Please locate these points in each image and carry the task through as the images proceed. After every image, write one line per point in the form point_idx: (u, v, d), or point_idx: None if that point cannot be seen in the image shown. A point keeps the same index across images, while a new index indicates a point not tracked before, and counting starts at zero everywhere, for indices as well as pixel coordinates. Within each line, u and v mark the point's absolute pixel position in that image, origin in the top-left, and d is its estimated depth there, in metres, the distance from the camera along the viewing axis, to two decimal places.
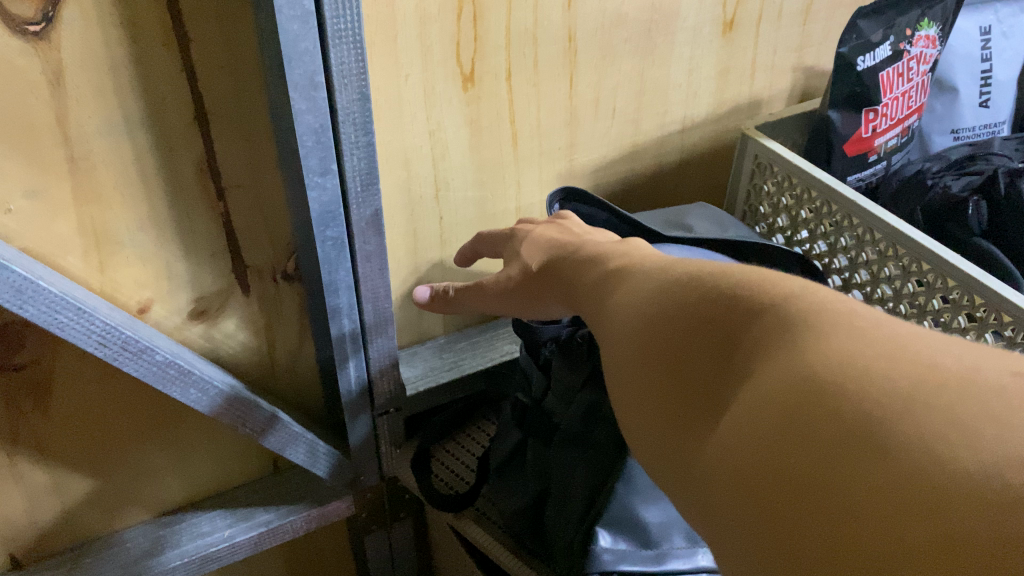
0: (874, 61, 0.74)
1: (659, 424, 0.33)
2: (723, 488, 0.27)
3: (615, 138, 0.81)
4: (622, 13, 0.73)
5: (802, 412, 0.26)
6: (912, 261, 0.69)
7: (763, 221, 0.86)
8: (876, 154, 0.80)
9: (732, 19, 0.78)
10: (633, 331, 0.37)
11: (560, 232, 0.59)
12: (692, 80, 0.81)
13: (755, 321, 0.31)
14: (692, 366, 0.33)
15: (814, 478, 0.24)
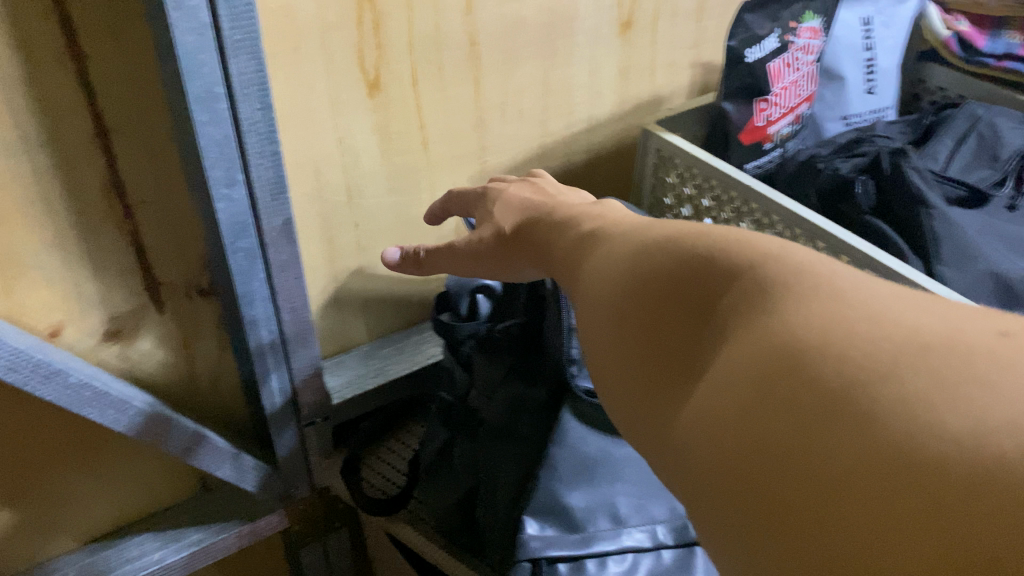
0: (762, 52, 0.69)
1: (641, 408, 0.29)
2: (712, 469, 0.24)
3: (525, 138, 0.79)
4: (523, 16, 0.70)
5: (786, 382, 0.23)
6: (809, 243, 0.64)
7: (670, 213, 0.80)
8: (771, 142, 0.75)
9: (629, 19, 0.77)
10: (610, 304, 0.33)
11: (534, 191, 0.53)
12: (595, 80, 0.80)
13: (748, 295, 0.27)
14: (669, 336, 0.29)
15: (818, 484, 0.21)
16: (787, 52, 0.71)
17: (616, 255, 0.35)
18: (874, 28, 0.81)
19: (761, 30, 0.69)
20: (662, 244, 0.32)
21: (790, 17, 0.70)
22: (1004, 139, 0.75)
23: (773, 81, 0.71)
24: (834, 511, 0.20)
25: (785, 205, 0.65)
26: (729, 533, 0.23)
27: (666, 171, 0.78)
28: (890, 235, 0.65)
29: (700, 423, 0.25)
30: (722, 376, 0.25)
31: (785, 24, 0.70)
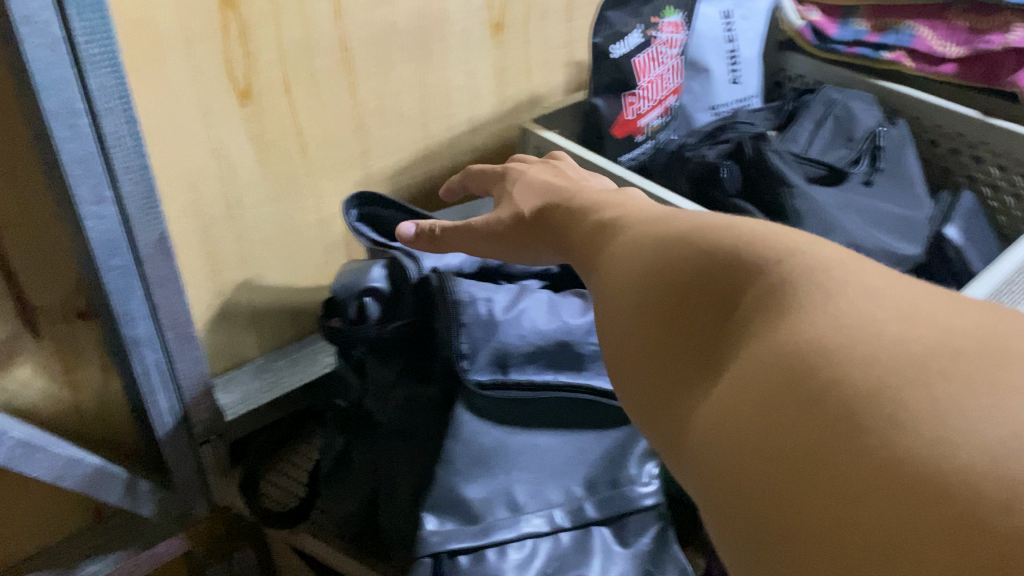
0: (628, 48, 0.72)
1: (649, 408, 0.29)
2: (718, 473, 0.23)
3: (407, 142, 0.79)
4: (394, 20, 0.71)
5: (804, 388, 0.22)
6: None
7: None
8: (642, 134, 0.78)
9: (499, 20, 0.79)
10: (623, 294, 0.32)
11: (554, 176, 0.54)
12: (473, 81, 0.81)
13: (763, 298, 0.26)
14: (681, 333, 0.28)
15: (811, 499, 0.20)
16: (652, 46, 0.74)
17: (636, 242, 0.34)
18: (734, 21, 0.86)
19: (625, 26, 0.72)
20: (680, 234, 0.31)
21: (651, 12, 0.74)
22: (857, 119, 0.80)
23: (641, 75, 0.74)
24: (823, 526, 0.20)
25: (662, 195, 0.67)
26: (731, 540, 0.23)
27: None
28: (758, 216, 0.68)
29: (708, 428, 0.24)
30: (734, 381, 0.24)
31: (647, 19, 0.73)
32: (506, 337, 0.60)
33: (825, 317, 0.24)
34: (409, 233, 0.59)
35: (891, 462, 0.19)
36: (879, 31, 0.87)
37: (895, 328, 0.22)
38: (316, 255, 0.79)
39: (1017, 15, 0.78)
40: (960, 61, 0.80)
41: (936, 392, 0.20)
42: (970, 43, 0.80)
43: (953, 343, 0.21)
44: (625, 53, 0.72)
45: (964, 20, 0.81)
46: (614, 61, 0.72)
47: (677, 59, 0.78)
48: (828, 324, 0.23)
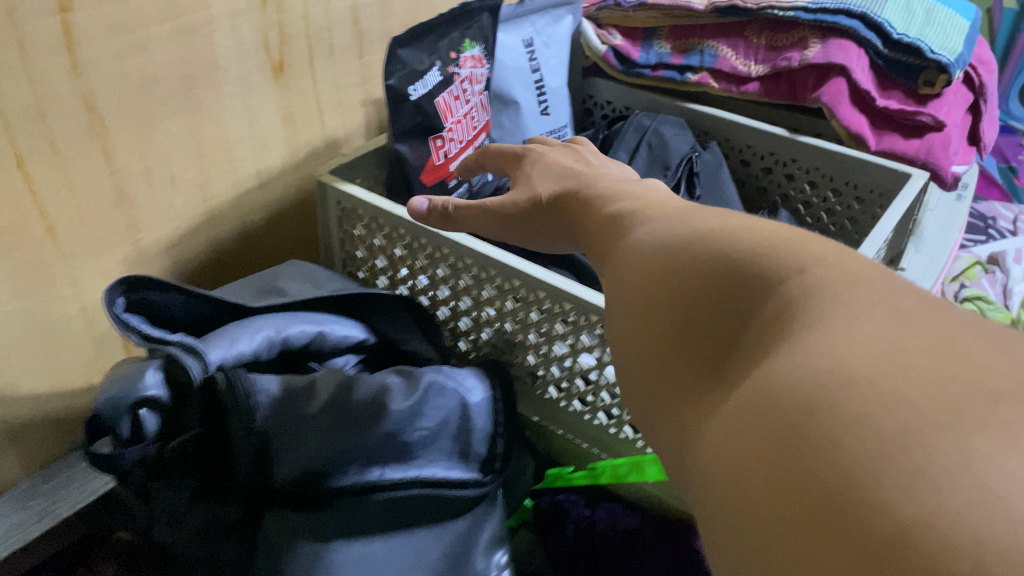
0: (426, 88, 0.65)
1: (668, 418, 0.29)
2: (723, 510, 0.23)
3: (184, 207, 0.68)
4: (151, 70, 0.61)
5: (792, 447, 0.21)
6: (554, 304, 0.59)
7: (364, 267, 0.71)
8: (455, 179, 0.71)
9: (279, 61, 0.70)
10: (641, 289, 0.32)
11: (573, 159, 0.55)
12: (257, 131, 0.71)
13: (784, 314, 0.26)
14: (697, 341, 0.28)
15: (816, 552, 0.19)
16: (454, 84, 0.68)
17: (653, 246, 0.34)
18: (536, 49, 0.82)
19: (425, 65, 0.64)
20: (703, 240, 0.31)
21: (450, 47, 0.67)
22: (670, 146, 0.77)
23: (447, 115, 0.68)
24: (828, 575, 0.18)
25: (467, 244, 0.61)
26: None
27: (352, 226, 0.69)
28: (589, 265, 0.65)
29: (713, 449, 0.24)
30: (751, 411, 0.23)
31: (447, 54, 0.67)
32: (316, 445, 0.52)
33: (838, 341, 0.23)
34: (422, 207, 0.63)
35: (918, 527, 0.18)
36: (681, 52, 0.83)
37: (909, 357, 0.22)
38: (82, 350, 0.66)
39: (810, 32, 0.78)
40: (763, 78, 0.80)
41: (973, 442, 0.18)
42: (771, 61, 0.79)
43: (985, 381, 0.20)
44: (426, 92, 0.65)
45: (760, 37, 0.80)
46: (414, 103, 0.64)
47: (482, 96, 0.73)
48: (836, 343, 0.23)
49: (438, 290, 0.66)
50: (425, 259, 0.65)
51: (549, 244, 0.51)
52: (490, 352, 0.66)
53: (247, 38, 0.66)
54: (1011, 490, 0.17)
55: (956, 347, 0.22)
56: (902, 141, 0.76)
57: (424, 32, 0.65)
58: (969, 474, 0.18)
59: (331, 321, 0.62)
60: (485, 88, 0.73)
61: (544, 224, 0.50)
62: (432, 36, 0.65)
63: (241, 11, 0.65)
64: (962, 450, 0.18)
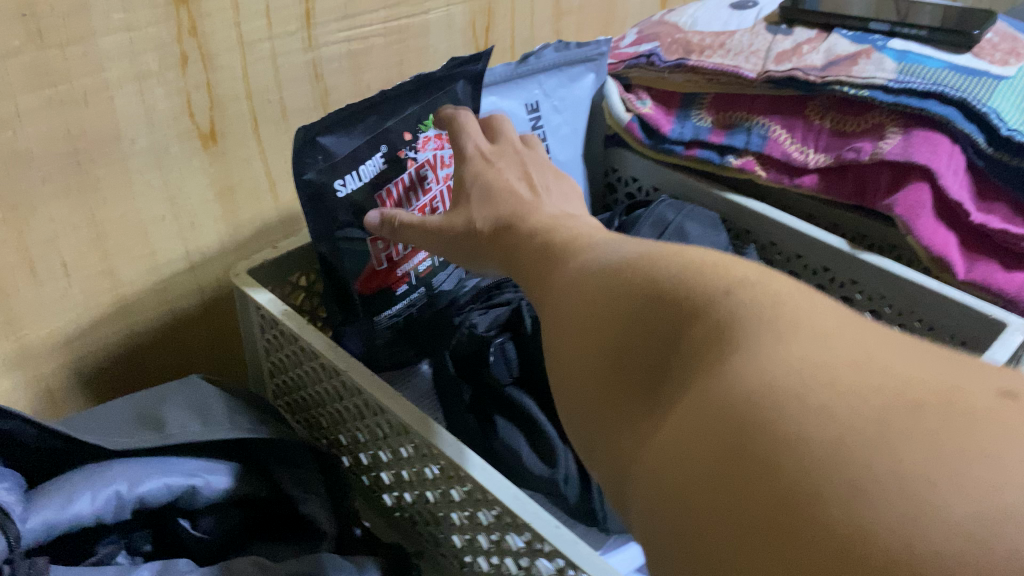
0: (361, 180, 0.52)
1: (603, 435, 0.28)
2: (662, 517, 0.23)
3: (83, 299, 0.57)
4: (23, 146, 0.49)
5: (735, 458, 0.22)
6: (476, 492, 0.44)
7: (287, 383, 0.58)
8: (405, 283, 0.57)
9: (211, 129, 0.58)
10: (579, 311, 0.32)
11: (519, 177, 0.47)
12: (181, 211, 0.59)
13: (711, 334, 0.26)
14: (636, 356, 0.28)
15: (759, 566, 0.20)
16: (404, 172, 0.54)
17: (598, 267, 0.33)
18: (544, 114, 0.67)
19: (359, 154, 0.51)
20: (643, 261, 0.31)
21: (404, 127, 0.54)
22: None
23: (391, 211, 0.54)
24: None
25: (386, 396, 0.48)
26: None
27: (273, 336, 0.56)
28: (539, 419, 0.50)
29: (654, 461, 0.24)
30: (684, 421, 0.24)
31: (397, 136, 0.53)
32: None
33: (767, 366, 0.23)
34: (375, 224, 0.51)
35: (857, 537, 0.19)
36: (724, 128, 0.66)
37: (837, 372, 0.22)
38: None
39: (888, 116, 0.60)
40: (823, 170, 0.62)
41: (900, 451, 0.20)
42: (834, 150, 0.61)
43: (909, 392, 0.21)
44: (360, 187, 0.52)
45: (824, 118, 0.63)
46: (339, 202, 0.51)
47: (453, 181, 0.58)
48: (762, 364, 0.23)
49: (358, 432, 0.53)
50: (343, 394, 0.52)
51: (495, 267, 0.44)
52: (414, 516, 0.52)
53: (163, 104, 0.54)
54: (937, 500, 0.19)
55: (876, 362, 0.23)
56: (1000, 274, 0.56)
57: (364, 115, 0.52)
58: (898, 484, 0.19)
59: (212, 470, 0.49)
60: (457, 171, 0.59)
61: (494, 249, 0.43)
62: (374, 118, 0.52)
63: (151, 73, 0.53)
64: (890, 467, 0.20)
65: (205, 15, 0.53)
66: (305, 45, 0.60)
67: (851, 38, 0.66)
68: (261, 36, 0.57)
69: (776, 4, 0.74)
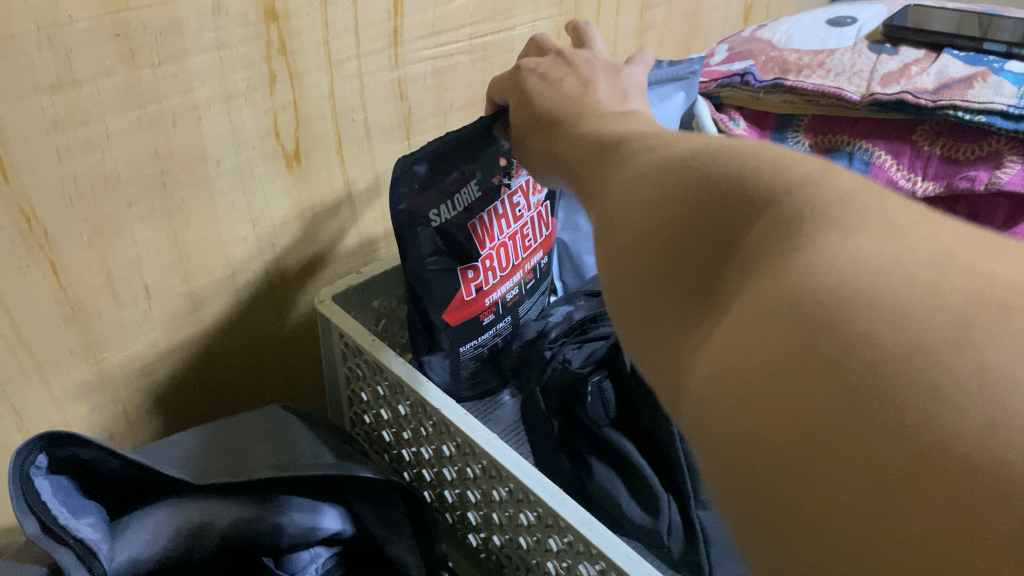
0: (455, 209, 0.50)
1: (652, 345, 0.26)
2: (717, 425, 0.21)
3: (163, 320, 0.55)
4: (111, 168, 0.48)
5: (801, 360, 0.20)
6: (578, 545, 0.42)
7: (369, 412, 0.56)
8: (491, 312, 0.55)
9: (296, 150, 0.56)
10: (627, 215, 0.29)
11: (567, 75, 0.46)
12: (263, 233, 0.58)
13: (773, 236, 0.23)
14: (686, 264, 0.26)
15: (823, 479, 0.18)
16: (499, 198, 0.52)
17: (648, 172, 0.30)
18: None
19: (456, 179, 0.49)
20: (699, 162, 0.28)
21: (501, 153, 0.51)
22: None
23: (484, 239, 0.52)
24: (851, 502, 0.17)
25: (481, 438, 0.45)
26: (739, 511, 0.21)
27: (356, 363, 0.54)
28: (641, 465, 0.47)
29: (708, 367, 0.22)
30: (747, 323, 0.22)
31: (495, 162, 0.51)
32: None
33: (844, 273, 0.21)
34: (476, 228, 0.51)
35: (937, 445, 0.17)
36: (823, 152, 0.63)
37: (911, 272, 0.20)
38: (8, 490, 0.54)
39: (1007, 144, 0.57)
40: (931, 199, 0.59)
41: (985, 355, 0.17)
42: (944, 178, 0.58)
43: (990, 293, 0.19)
44: (455, 216, 0.50)
45: (933, 144, 0.60)
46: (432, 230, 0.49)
47: (541, 207, 0.56)
48: (833, 268, 0.21)
49: (443, 469, 0.51)
50: (428, 426, 0.50)
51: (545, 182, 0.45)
52: (504, 557, 0.50)
53: (249, 124, 0.53)
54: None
55: (957, 259, 0.20)
56: None
57: (467, 144, 0.49)
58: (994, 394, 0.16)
59: (297, 506, 0.49)
60: (548, 197, 0.57)
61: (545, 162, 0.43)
62: (476, 145, 0.50)
63: (240, 94, 0.51)
64: (974, 367, 0.17)
65: (295, 33, 0.52)
66: (392, 63, 0.58)
67: (964, 60, 0.62)
68: (349, 54, 0.55)
69: (877, 22, 0.70)
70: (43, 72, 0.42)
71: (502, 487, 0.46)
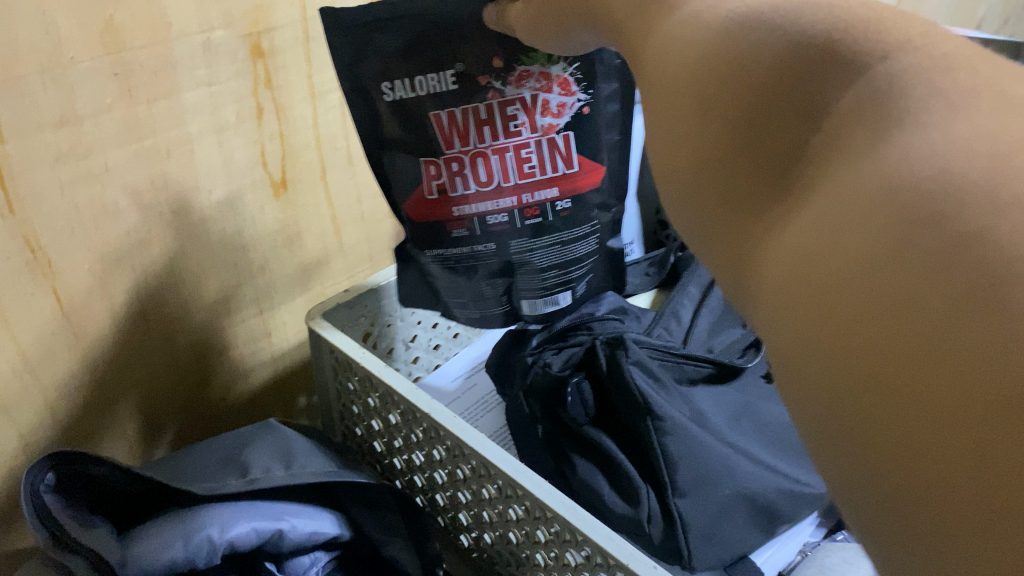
0: (414, 91, 0.49)
1: (724, 225, 0.24)
2: (810, 305, 0.19)
3: (161, 344, 0.58)
4: (113, 199, 0.51)
5: (916, 249, 0.17)
6: (563, 530, 0.44)
7: (360, 424, 0.59)
8: (463, 227, 0.53)
9: (282, 177, 0.59)
10: (690, 73, 0.26)
11: None
12: (253, 256, 0.61)
13: (867, 97, 0.20)
14: (763, 125, 0.23)
15: (922, 390, 0.16)
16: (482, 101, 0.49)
17: (687, 23, 0.28)
18: None
19: (421, 65, 0.48)
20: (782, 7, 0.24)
21: (491, 52, 0.48)
22: None
23: (450, 138, 0.50)
24: (945, 425, 0.15)
25: (469, 438, 0.48)
26: (813, 406, 0.19)
27: (346, 377, 0.57)
28: (620, 458, 0.50)
29: (809, 238, 0.20)
30: (853, 199, 0.19)
31: (484, 61, 0.48)
32: None
33: (883, 174, 0.19)
34: (444, 121, 0.50)
35: None
36: None
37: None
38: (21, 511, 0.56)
39: None
40: None
41: None
42: None
43: None
44: (412, 98, 0.49)
45: None
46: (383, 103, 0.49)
47: (553, 134, 0.51)
48: (887, 171, 0.18)
49: (434, 473, 0.54)
50: (418, 431, 0.53)
51: (543, 44, 0.44)
52: (493, 554, 0.53)
53: (239, 154, 0.56)
54: None
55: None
56: None
57: (441, 31, 0.47)
58: None
59: (297, 514, 0.51)
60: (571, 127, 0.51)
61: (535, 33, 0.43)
62: (452, 34, 0.47)
63: (230, 125, 0.54)
64: None
65: (280, 68, 0.55)
66: None
67: None
68: (331, 87, 0.59)
69: None
70: (47, 110, 0.45)
71: (489, 482, 0.48)
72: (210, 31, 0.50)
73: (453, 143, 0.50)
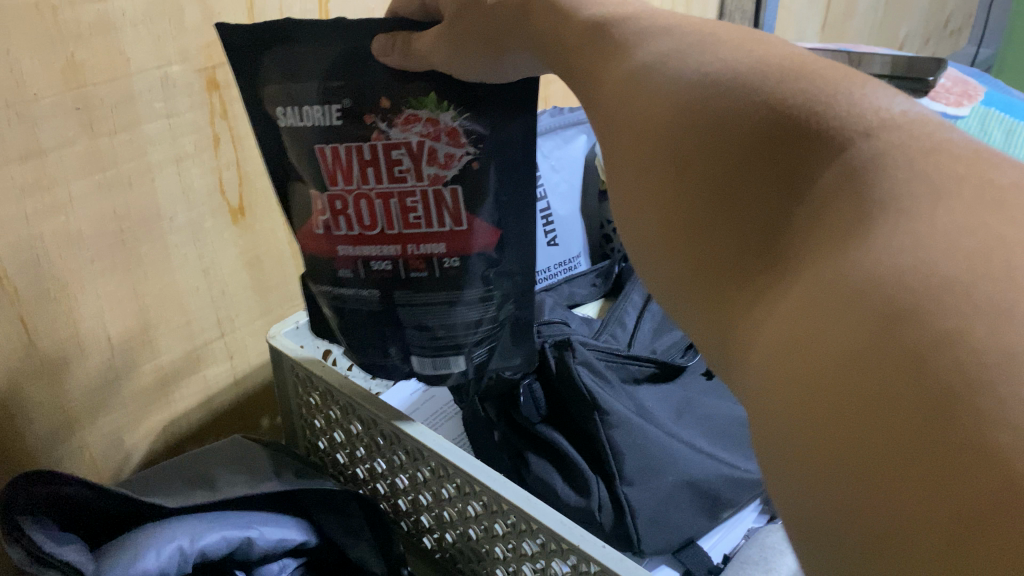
0: (304, 122, 0.45)
1: (703, 294, 0.25)
2: (792, 389, 0.20)
3: (126, 368, 0.60)
4: (77, 228, 0.53)
5: (887, 345, 0.18)
6: (518, 520, 0.47)
7: (324, 438, 0.61)
8: (348, 269, 0.49)
9: (240, 204, 0.62)
10: (664, 137, 0.27)
11: None
12: (214, 281, 0.63)
13: (844, 185, 0.22)
14: (751, 198, 0.24)
15: (898, 478, 0.17)
16: (366, 142, 0.45)
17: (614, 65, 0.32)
18: (543, 174, 0.74)
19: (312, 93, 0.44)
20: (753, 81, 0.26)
21: (379, 90, 0.44)
22: None
23: (335, 175, 0.46)
24: (921, 515, 0.16)
25: (428, 440, 0.51)
26: (795, 482, 0.20)
27: (308, 392, 0.59)
28: (571, 453, 0.54)
29: (791, 320, 0.21)
30: (828, 288, 0.20)
31: (369, 96, 0.44)
32: None
33: (858, 258, 0.20)
34: (330, 155, 0.46)
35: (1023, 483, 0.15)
36: None
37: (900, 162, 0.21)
38: None
39: None
40: None
41: None
42: None
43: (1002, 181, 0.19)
44: (299, 129, 0.45)
45: None
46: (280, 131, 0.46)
47: (440, 187, 0.46)
48: (864, 264, 0.19)
49: (396, 478, 0.56)
50: (381, 439, 0.55)
51: (466, 71, 0.43)
52: (455, 552, 0.56)
53: (198, 182, 0.58)
54: None
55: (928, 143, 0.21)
56: None
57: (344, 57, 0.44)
58: None
59: (264, 523, 0.53)
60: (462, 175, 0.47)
61: (459, 61, 0.42)
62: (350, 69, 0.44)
63: (188, 155, 0.57)
64: None
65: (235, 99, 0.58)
66: None
67: None
68: None
69: None
70: (12, 144, 0.48)
71: (449, 480, 0.51)
72: (168, 66, 0.53)
73: (337, 181, 0.46)
